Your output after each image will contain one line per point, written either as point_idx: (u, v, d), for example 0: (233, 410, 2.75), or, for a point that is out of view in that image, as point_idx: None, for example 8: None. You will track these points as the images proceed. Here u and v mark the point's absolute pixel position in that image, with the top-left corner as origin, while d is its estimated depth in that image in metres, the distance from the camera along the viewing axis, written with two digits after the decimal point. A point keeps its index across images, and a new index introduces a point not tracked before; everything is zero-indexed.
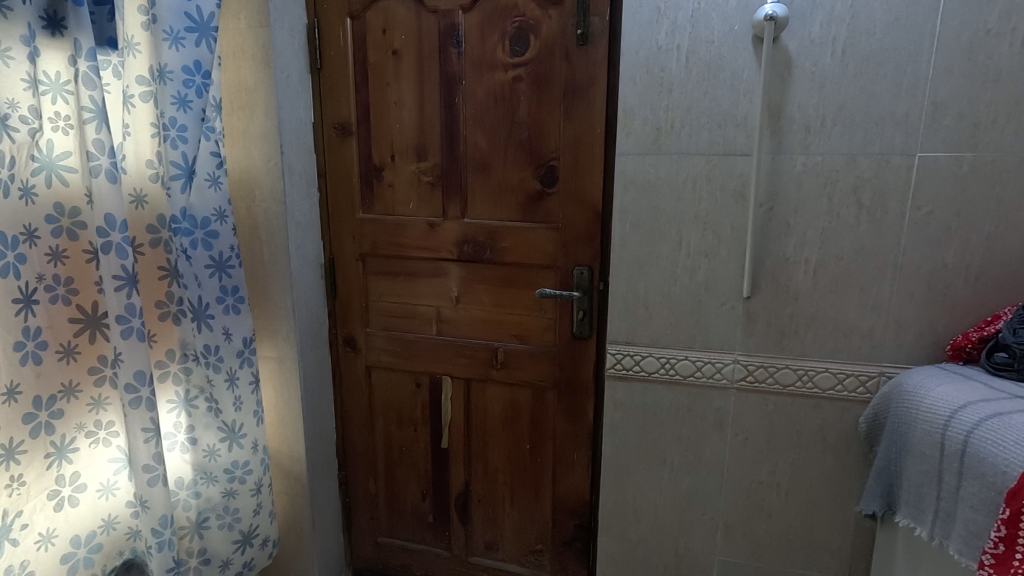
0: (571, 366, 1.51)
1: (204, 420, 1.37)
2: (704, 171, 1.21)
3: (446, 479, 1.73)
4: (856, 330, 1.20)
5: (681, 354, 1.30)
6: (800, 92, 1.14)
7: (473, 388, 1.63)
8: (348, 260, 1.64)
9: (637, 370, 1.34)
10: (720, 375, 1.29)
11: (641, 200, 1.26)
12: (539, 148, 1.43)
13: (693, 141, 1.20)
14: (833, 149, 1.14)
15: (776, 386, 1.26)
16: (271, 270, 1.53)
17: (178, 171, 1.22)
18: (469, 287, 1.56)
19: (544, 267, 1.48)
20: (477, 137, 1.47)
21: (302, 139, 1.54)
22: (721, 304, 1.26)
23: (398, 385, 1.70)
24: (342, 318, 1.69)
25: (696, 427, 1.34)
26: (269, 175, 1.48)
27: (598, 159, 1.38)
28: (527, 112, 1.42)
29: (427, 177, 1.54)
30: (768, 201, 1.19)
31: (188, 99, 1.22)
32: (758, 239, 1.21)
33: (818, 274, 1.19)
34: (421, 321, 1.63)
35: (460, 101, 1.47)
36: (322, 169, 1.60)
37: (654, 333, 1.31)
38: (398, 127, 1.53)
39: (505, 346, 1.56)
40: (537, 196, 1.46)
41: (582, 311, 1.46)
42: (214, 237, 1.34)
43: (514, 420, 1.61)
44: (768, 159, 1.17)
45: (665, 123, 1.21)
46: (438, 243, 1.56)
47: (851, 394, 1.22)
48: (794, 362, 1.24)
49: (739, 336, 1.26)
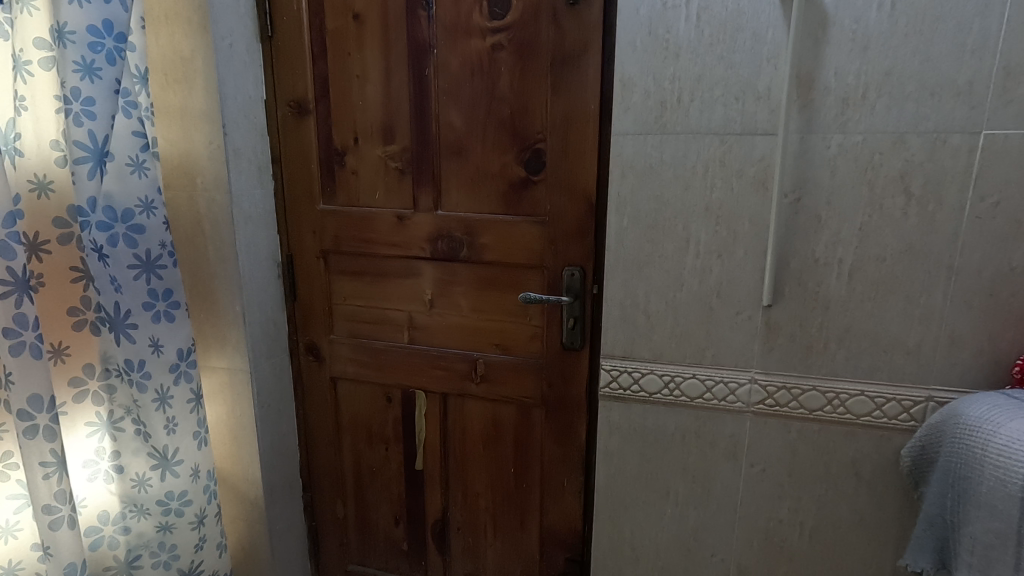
0: (560, 381, 1.32)
1: (132, 446, 1.18)
2: (718, 154, 1.00)
3: (422, 504, 1.53)
4: (899, 347, 1.00)
5: (689, 372, 1.11)
6: (839, 57, 0.93)
7: (451, 403, 1.44)
8: (308, 257, 1.44)
9: (636, 390, 1.14)
10: (735, 398, 1.09)
11: (642, 188, 1.05)
12: (523, 128, 1.23)
13: (706, 118, 1.00)
14: (877, 126, 0.93)
15: (801, 411, 1.07)
16: (218, 271, 1.35)
17: (84, 153, 1.03)
18: (444, 290, 1.36)
19: (529, 267, 1.28)
20: (452, 115, 1.27)
21: (252, 119, 1.33)
22: (735, 313, 1.06)
23: (366, 399, 1.51)
24: (303, 324, 1.50)
25: (704, 456, 1.14)
26: (213, 162, 1.28)
27: (592, 141, 1.17)
28: (508, 85, 1.22)
29: (394, 163, 1.33)
30: (794, 190, 0.98)
31: (96, 66, 1.02)
32: (782, 237, 1.01)
33: (854, 279, 0.99)
34: (391, 328, 1.43)
35: (431, 73, 1.26)
36: (276, 154, 1.39)
37: (657, 347, 1.11)
38: (361, 106, 1.32)
39: (485, 357, 1.36)
40: (521, 183, 1.25)
41: (573, 319, 1.26)
42: (139, 231, 1.14)
43: (496, 440, 1.42)
44: (796, 139, 0.96)
45: (672, 96, 1.00)
46: (409, 240, 1.35)
47: (891, 422, 1.02)
48: (824, 383, 1.04)
49: (758, 351, 1.06)
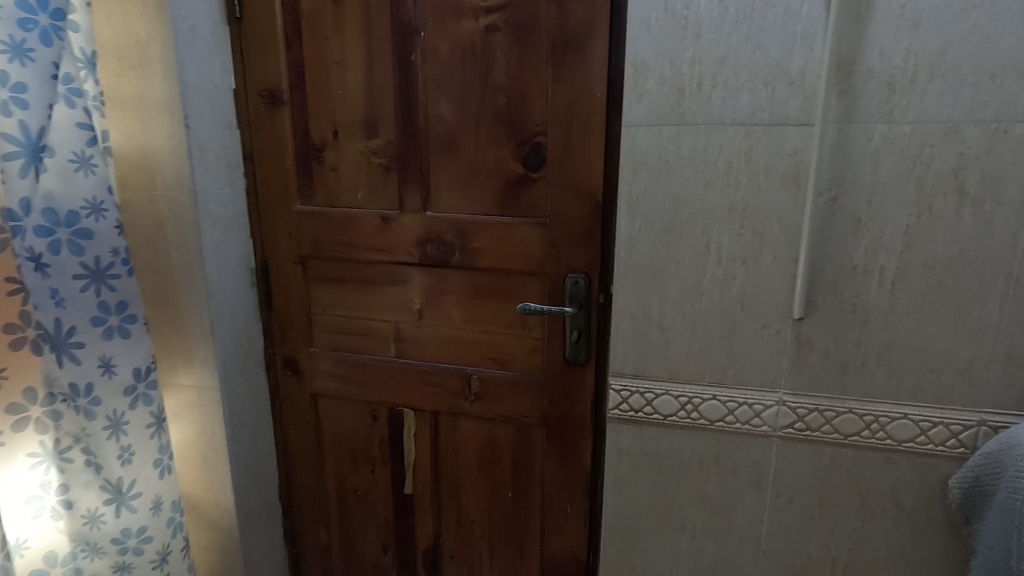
0: (563, 399, 1.19)
1: (82, 478, 1.04)
2: (743, 148, 0.88)
3: (411, 530, 1.41)
4: (947, 365, 0.88)
5: (709, 393, 0.99)
6: (885, 36, 0.81)
7: (442, 422, 1.31)
8: (285, 263, 1.31)
9: (649, 412, 1.03)
10: (761, 421, 0.98)
11: (656, 187, 0.93)
12: (520, 120, 1.10)
13: (730, 107, 0.87)
14: (927, 115, 0.81)
15: (835, 436, 0.95)
16: (182, 279, 1.21)
17: (15, 148, 0.89)
18: (435, 299, 1.24)
19: (528, 273, 1.16)
20: (441, 106, 1.14)
21: (219, 110, 1.20)
22: (761, 328, 0.94)
23: (350, 417, 1.38)
24: (280, 336, 1.37)
25: (725, 484, 1.02)
26: (175, 158, 1.15)
27: (597, 133, 1.05)
28: (504, 72, 1.09)
29: (378, 159, 1.20)
30: (830, 188, 0.87)
31: (27, 46, 0.89)
32: (816, 241, 0.89)
33: (897, 289, 0.88)
34: (376, 341, 1.31)
35: (418, 59, 1.13)
36: (248, 149, 1.26)
37: (672, 364, 0.99)
38: (341, 95, 1.19)
39: (480, 372, 1.24)
40: (519, 182, 1.13)
41: (577, 331, 1.14)
42: (86, 236, 1.01)
43: (492, 462, 1.30)
44: (833, 130, 0.85)
45: (692, 81, 0.88)
46: (394, 244, 1.23)
47: (936, 448, 0.91)
48: (862, 405, 0.93)
49: (787, 369, 0.95)
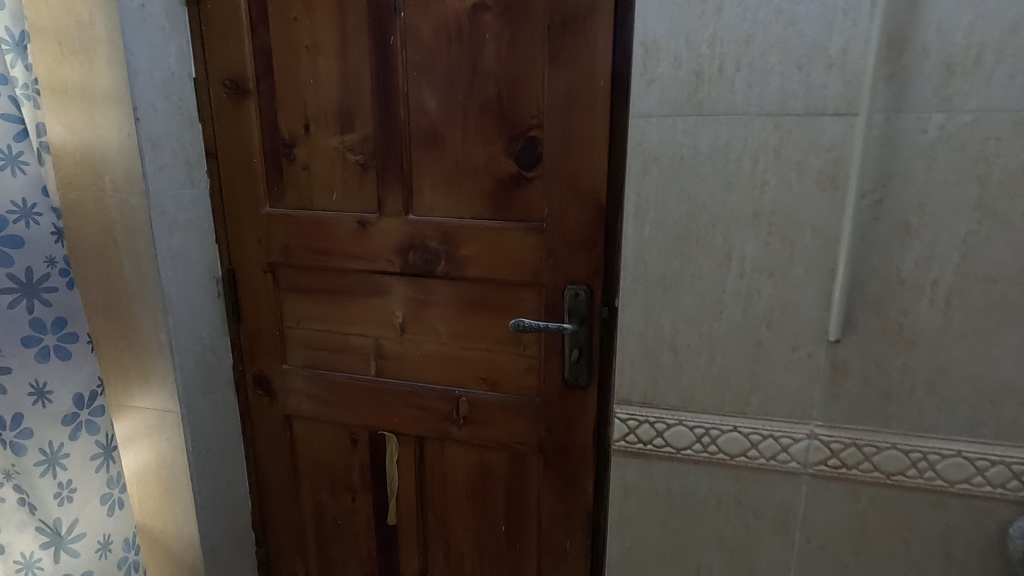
0: (561, 425, 1.07)
1: (14, 519, 0.92)
2: (772, 142, 0.75)
3: (396, 564, 1.28)
4: (1010, 396, 0.76)
5: (729, 424, 0.86)
6: (945, 7, 0.68)
7: (429, 448, 1.18)
8: (254, 271, 1.18)
9: (659, 445, 0.90)
10: (788, 457, 0.85)
11: (669, 187, 0.80)
12: (513, 111, 0.97)
13: (757, 94, 0.75)
14: (993, 102, 0.68)
15: (875, 475, 0.83)
16: (137, 291, 1.09)
17: None
18: (419, 313, 1.11)
19: (523, 285, 1.03)
20: (424, 96, 1.01)
21: (176, 101, 1.07)
22: (790, 350, 0.81)
23: (328, 441, 1.25)
24: (250, 352, 1.24)
25: (746, 526, 0.90)
26: (124, 156, 1.02)
27: (601, 126, 0.92)
28: (495, 57, 0.96)
29: (354, 156, 1.07)
30: (874, 189, 0.74)
31: None
32: (856, 251, 0.76)
33: (952, 307, 0.75)
34: (355, 358, 1.18)
35: (397, 42, 1.00)
36: (211, 146, 1.13)
37: (687, 392, 0.87)
38: (312, 85, 1.06)
39: (469, 394, 1.11)
40: (511, 181, 1.00)
41: (577, 350, 1.01)
42: (16, 244, 0.88)
43: (484, 492, 1.17)
44: (879, 121, 0.72)
45: (711, 63, 0.75)
46: (373, 251, 1.10)
47: (995, 491, 0.79)
48: (908, 440, 0.80)
49: (819, 398, 0.82)
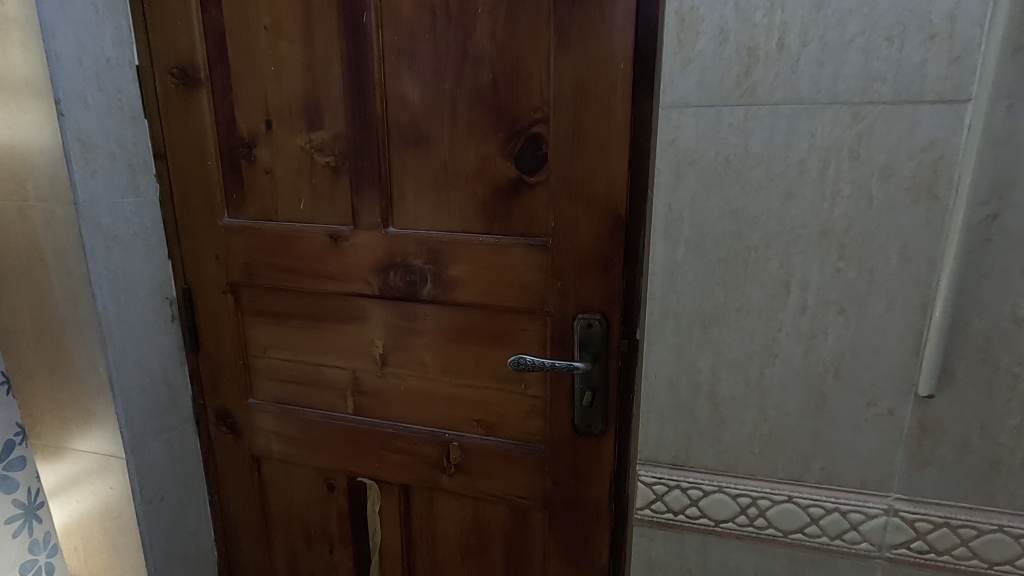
0: (571, 478, 0.89)
1: None
2: (847, 141, 0.58)
3: None
4: None
5: (783, 493, 0.69)
6: None
7: (415, 497, 1.01)
8: (212, 292, 1.02)
9: (693, 516, 0.72)
10: (859, 536, 0.67)
11: (711, 199, 0.62)
12: (512, 103, 0.80)
13: (830, 77, 0.57)
14: None
15: (973, 563, 0.65)
16: (69, 318, 0.92)
17: None
18: (402, 342, 0.94)
19: (524, 312, 0.86)
20: (406, 86, 0.84)
21: (113, 93, 0.90)
22: (865, 406, 0.64)
23: (302, 485, 1.09)
24: (210, 384, 1.07)
25: None
26: (48, 159, 0.85)
27: (619, 120, 0.75)
28: (489, 36, 0.79)
29: (324, 158, 0.90)
30: (987, 202, 0.56)
31: None
32: (958, 281, 0.58)
33: None
34: (329, 394, 1.01)
35: (372, 21, 0.82)
36: (159, 146, 0.97)
37: (729, 453, 0.69)
38: (273, 73, 0.89)
39: (461, 439, 0.94)
40: (511, 188, 0.83)
41: (590, 392, 0.84)
42: None
43: (480, 550, 1.00)
44: (998, 110, 0.54)
45: (769, 37, 0.57)
46: (347, 270, 0.93)
47: None
48: (1020, 523, 0.63)
49: (902, 466, 0.64)
